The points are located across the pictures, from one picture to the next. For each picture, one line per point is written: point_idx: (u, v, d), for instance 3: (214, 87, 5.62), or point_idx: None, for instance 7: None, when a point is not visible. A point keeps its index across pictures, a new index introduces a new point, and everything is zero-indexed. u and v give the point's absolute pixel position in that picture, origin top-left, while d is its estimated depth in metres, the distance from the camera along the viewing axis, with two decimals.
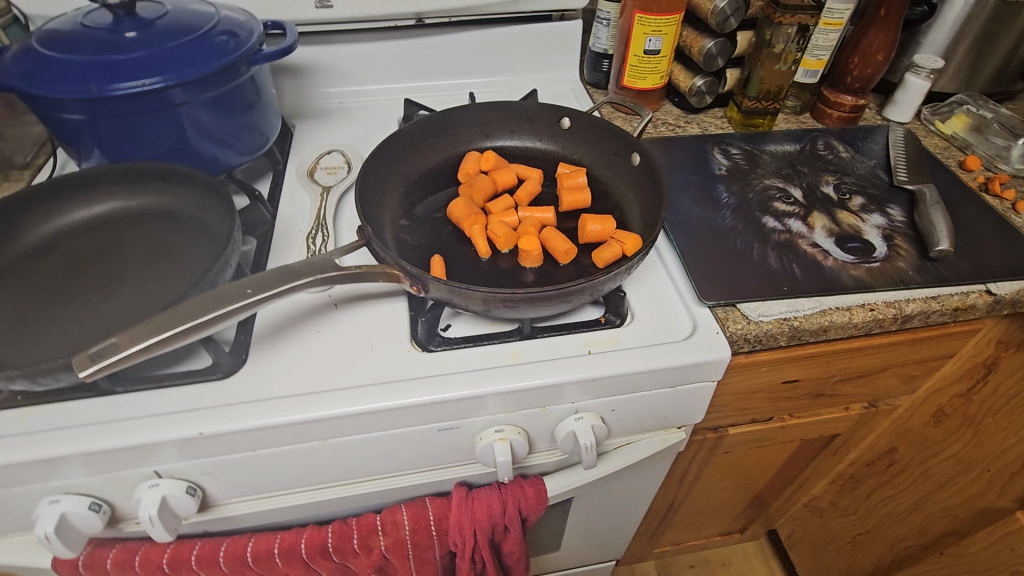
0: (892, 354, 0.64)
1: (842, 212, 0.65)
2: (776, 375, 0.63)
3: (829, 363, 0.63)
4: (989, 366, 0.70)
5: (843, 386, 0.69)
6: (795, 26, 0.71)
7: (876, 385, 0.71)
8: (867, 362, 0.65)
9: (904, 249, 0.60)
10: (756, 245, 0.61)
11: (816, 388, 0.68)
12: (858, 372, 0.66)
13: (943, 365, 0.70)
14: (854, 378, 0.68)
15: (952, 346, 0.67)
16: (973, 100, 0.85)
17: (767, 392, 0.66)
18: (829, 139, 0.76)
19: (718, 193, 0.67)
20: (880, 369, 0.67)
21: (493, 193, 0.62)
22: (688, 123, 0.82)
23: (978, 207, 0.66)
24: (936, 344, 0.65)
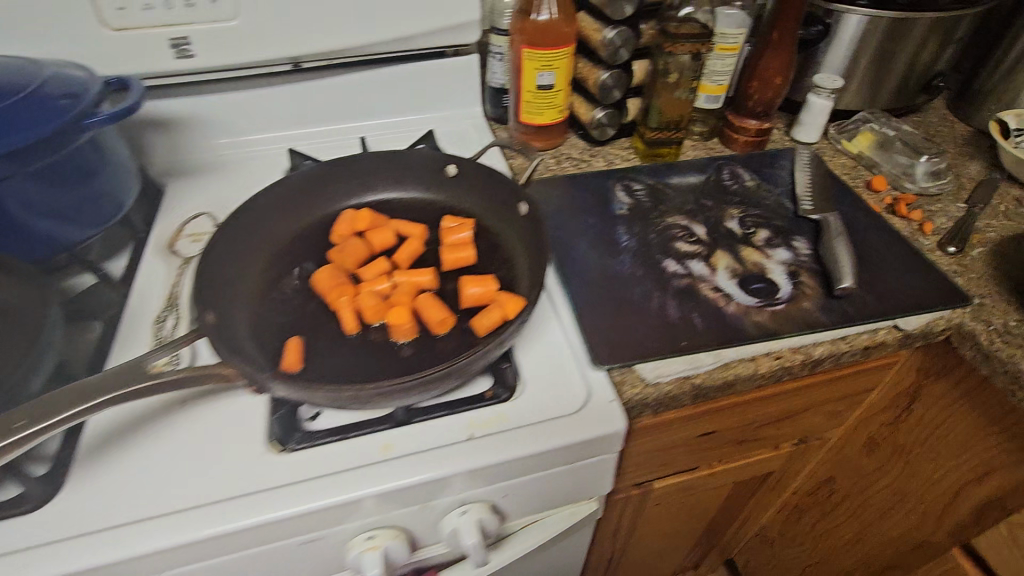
0: (808, 396, 0.61)
1: (746, 249, 0.62)
2: (691, 430, 0.58)
3: (745, 413, 0.59)
4: (910, 396, 0.66)
5: (766, 430, 0.65)
6: (688, 54, 0.68)
7: (799, 425, 0.67)
8: (784, 406, 0.61)
9: (810, 286, 0.57)
10: (655, 294, 0.56)
11: (739, 435, 0.64)
12: (778, 416, 0.63)
13: (862, 396, 0.68)
14: (775, 422, 0.64)
15: (868, 380, 0.63)
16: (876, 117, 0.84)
17: (686, 446, 0.62)
18: (734, 168, 0.74)
19: (618, 236, 0.63)
20: (800, 410, 0.64)
21: (367, 257, 0.56)
22: (593, 157, 0.79)
23: (883, 232, 0.64)
24: (852, 381, 0.62)
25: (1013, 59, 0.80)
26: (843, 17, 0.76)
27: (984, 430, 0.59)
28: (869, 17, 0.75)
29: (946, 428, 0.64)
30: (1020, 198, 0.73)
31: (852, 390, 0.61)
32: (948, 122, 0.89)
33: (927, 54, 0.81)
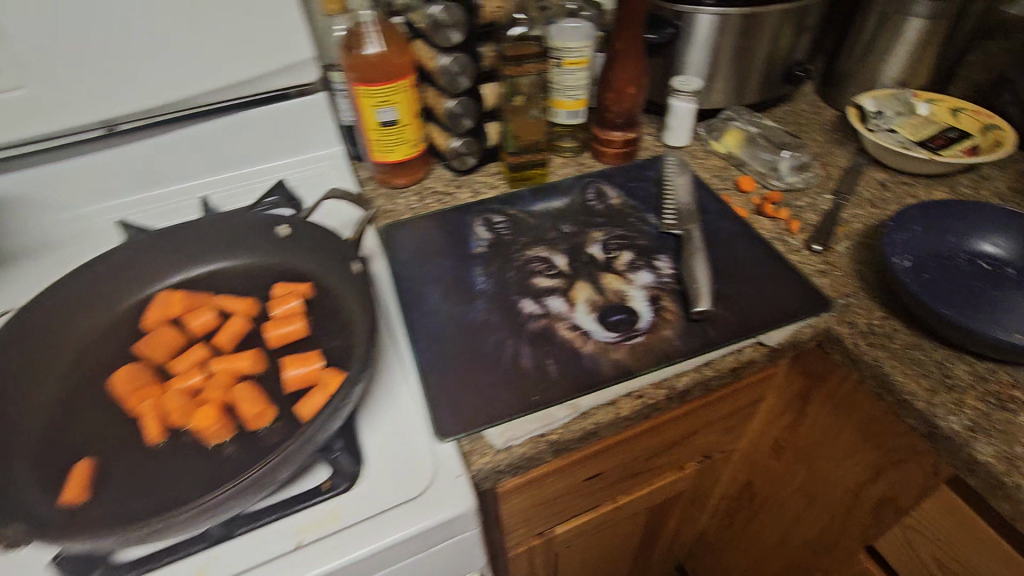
0: (691, 422, 0.58)
1: (607, 275, 0.58)
2: (571, 480, 0.55)
3: (627, 451, 0.56)
4: (802, 401, 0.65)
5: (660, 459, 0.62)
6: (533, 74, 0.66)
7: (695, 446, 0.64)
8: (668, 437, 0.58)
9: (671, 310, 0.54)
10: (509, 341, 0.52)
11: (632, 470, 0.61)
12: (666, 445, 0.60)
13: (755, 406, 0.66)
14: (667, 450, 0.61)
15: (754, 392, 0.61)
16: (741, 114, 0.83)
17: (573, 492, 0.58)
18: (601, 185, 0.71)
19: (473, 278, 0.59)
20: (690, 434, 0.61)
21: (183, 345, 0.50)
22: (459, 188, 0.74)
23: (747, 239, 0.62)
24: (736, 397, 0.59)
25: (865, 42, 0.81)
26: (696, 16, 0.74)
27: (869, 431, 0.58)
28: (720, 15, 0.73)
29: (838, 430, 0.62)
30: (884, 181, 0.73)
31: (736, 408, 0.59)
32: (818, 107, 0.89)
33: (784, 44, 0.80)
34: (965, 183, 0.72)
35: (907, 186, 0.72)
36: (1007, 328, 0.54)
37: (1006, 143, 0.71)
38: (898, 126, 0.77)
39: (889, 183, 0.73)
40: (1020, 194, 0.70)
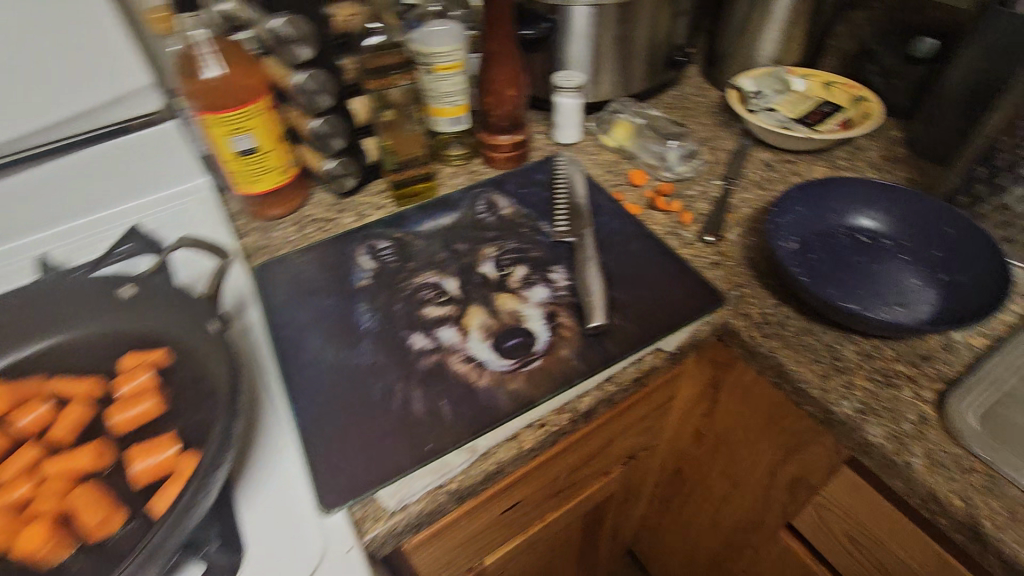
0: (604, 435, 0.56)
1: (501, 296, 0.56)
2: (485, 519, 0.51)
3: (542, 478, 0.54)
4: (713, 391, 0.65)
5: (579, 475, 0.60)
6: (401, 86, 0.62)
7: (615, 453, 0.63)
8: (583, 454, 0.56)
9: (568, 327, 0.52)
10: (399, 385, 0.48)
11: (552, 492, 0.59)
12: (582, 462, 0.58)
13: (669, 402, 0.66)
14: (585, 465, 0.59)
15: (665, 392, 0.61)
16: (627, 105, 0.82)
17: (492, 527, 0.55)
18: (491, 195, 0.68)
19: (357, 316, 0.54)
20: (606, 444, 0.60)
21: (9, 448, 0.42)
22: (342, 212, 0.68)
23: (640, 238, 0.61)
24: (647, 401, 0.59)
25: (740, 23, 0.81)
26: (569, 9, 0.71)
27: (776, 417, 0.58)
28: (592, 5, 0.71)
29: (749, 415, 0.63)
30: (769, 161, 0.74)
31: (647, 413, 0.58)
32: (704, 89, 0.89)
33: (662, 29, 0.79)
34: (842, 157, 0.74)
35: (790, 164, 0.73)
36: (887, 303, 0.56)
37: (874, 113, 0.73)
38: (777, 104, 0.78)
39: (773, 162, 0.74)
40: (891, 163, 0.73)
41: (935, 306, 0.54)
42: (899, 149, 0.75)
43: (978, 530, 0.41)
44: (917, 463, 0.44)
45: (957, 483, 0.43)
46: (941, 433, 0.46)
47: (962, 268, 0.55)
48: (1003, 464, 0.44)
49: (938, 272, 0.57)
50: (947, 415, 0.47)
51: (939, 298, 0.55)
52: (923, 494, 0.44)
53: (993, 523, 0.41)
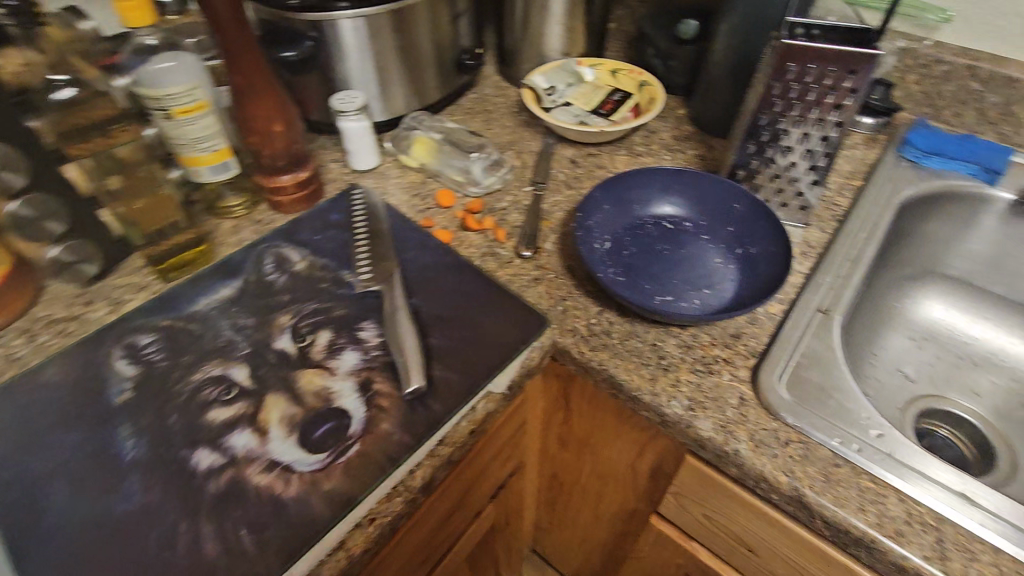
0: (456, 489, 0.52)
1: (305, 374, 0.48)
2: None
3: (398, 555, 0.48)
4: (564, 403, 0.64)
5: (446, 531, 0.55)
6: (134, 141, 0.52)
7: (479, 497, 0.59)
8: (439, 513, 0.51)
9: (385, 395, 0.46)
10: (183, 528, 0.39)
11: (417, 560, 0.53)
12: (444, 519, 0.53)
13: (522, 427, 0.63)
14: (448, 521, 0.55)
15: (514, 422, 0.58)
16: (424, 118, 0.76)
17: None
18: (279, 249, 0.59)
19: (119, 446, 0.44)
20: (465, 494, 0.55)
21: None
22: (89, 305, 0.54)
23: (454, 269, 0.57)
24: (495, 439, 0.55)
25: (521, 20, 0.80)
26: (337, 22, 0.65)
27: (623, 417, 0.58)
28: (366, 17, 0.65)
29: (599, 417, 0.62)
30: (573, 158, 0.73)
31: (498, 451, 0.54)
32: (502, 88, 0.86)
33: (444, 33, 0.74)
34: (639, 142, 0.76)
35: (593, 158, 0.73)
36: (695, 289, 0.57)
37: (657, 97, 0.75)
38: (571, 98, 0.78)
39: (578, 158, 0.73)
40: (682, 141, 0.76)
41: (735, 285, 0.57)
42: (687, 126, 0.78)
43: (803, 500, 0.43)
44: (744, 448, 0.45)
45: (780, 459, 0.45)
46: (760, 410, 0.47)
47: (752, 240, 0.59)
48: (813, 428, 0.46)
49: (733, 246, 0.59)
50: (760, 391, 0.48)
51: (737, 275, 0.57)
52: (754, 477, 0.45)
53: (814, 490, 0.43)
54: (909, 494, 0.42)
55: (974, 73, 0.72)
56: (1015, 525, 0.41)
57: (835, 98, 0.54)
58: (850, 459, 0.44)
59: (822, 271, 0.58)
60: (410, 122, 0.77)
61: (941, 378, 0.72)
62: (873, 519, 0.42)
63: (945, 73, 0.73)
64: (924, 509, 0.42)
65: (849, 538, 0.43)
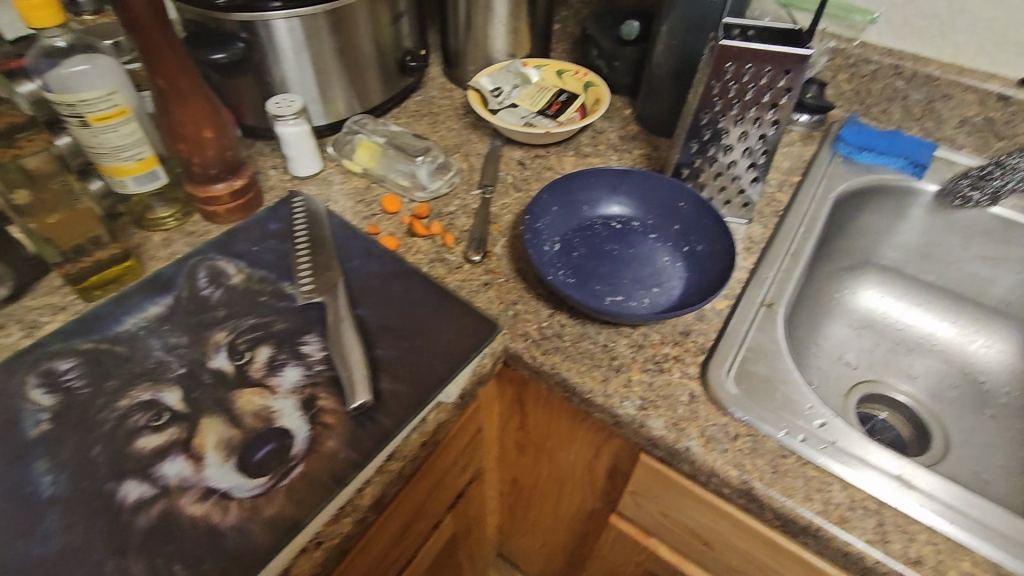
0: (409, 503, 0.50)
1: (242, 394, 0.45)
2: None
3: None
4: (520, 407, 0.63)
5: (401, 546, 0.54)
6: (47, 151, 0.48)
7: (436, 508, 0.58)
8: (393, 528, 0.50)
9: (330, 411, 0.44)
10: (108, 569, 0.36)
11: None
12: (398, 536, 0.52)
13: (479, 435, 0.62)
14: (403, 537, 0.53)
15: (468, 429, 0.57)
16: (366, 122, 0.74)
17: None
18: (214, 262, 0.56)
19: (35, 483, 0.40)
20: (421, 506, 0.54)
21: None
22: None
23: (400, 277, 0.55)
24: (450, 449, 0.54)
25: (464, 21, 0.79)
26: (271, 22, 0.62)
27: (579, 419, 0.58)
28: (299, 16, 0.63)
29: (556, 421, 0.62)
30: (521, 160, 0.73)
31: (451, 460, 0.53)
32: (448, 90, 0.85)
33: (385, 35, 0.73)
34: (586, 143, 0.76)
35: (541, 160, 0.73)
36: (645, 287, 0.57)
37: (602, 98, 0.75)
38: (517, 100, 0.77)
39: (526, 160, 0.73)
40: (628, 141, 0.76)
41: (683, 283, 0.57)
42: (633, 126, 0.79)
43: (753, 493, 0.44)
44: (695, 445, 0.46)
45: (729, 454, 0.45)
46: (710, 406, 0.48)
47: (698, 238, 0.59)
48: (760, 421, 0.47)
49: (680, 244, 0.60)
50: (710, 387, 0.49)
51: (685, 273, 0.58)
52: (706, 472, 0.46)
53: (763, 482, 0.44)
54: (852, 481, 0.44)
55: (899, 71, 0.75)
56: (948, 504, 0.43)
57: (771, 97, 0.56)
58: (797, 450, 0.45)
59: (764, 266, 0.60)
60: (351, 125, 0.74)
61: (879, 363, 0.75)
62: (819, 507, 0.43)
63: (873, 72, 0.77)
64: (866, 494, 0.43)
65: (797, 527, 0.43)
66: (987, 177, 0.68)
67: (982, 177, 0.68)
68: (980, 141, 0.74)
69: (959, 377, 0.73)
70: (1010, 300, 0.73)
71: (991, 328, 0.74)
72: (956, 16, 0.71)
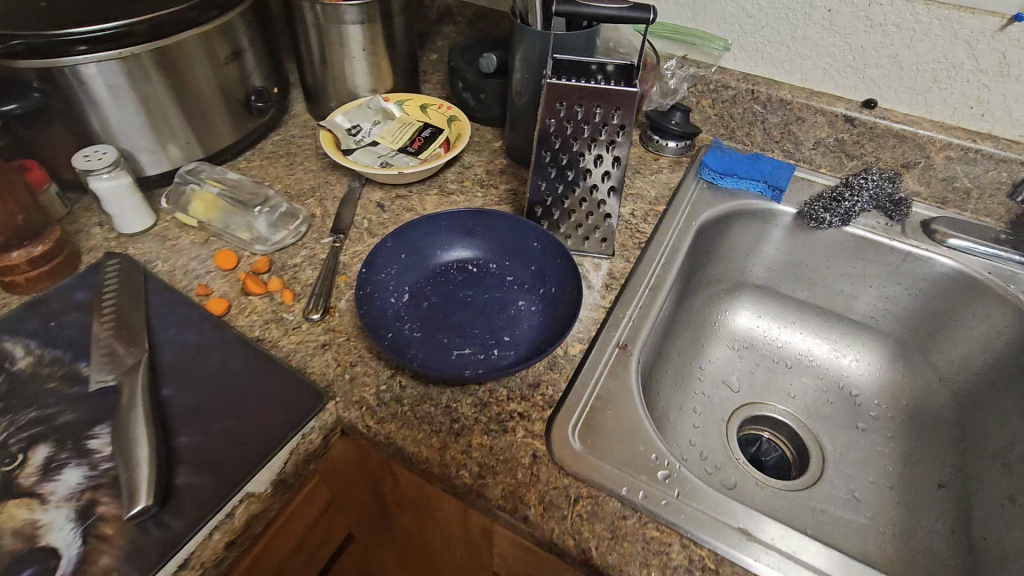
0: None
1: (4, 507, 0.39)
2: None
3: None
4: (391, 489, 0.55)
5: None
6: None
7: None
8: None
9: (109, 521, 0.39)
10: None
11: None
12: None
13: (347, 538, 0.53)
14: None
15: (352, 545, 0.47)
16: (203, 170, 0.67)
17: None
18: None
19: None
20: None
21: None
22: None
23: (222, 347, 0.50)
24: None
25: (318, 56, 0.74)
26: (80, 67, 0.55)
27: (436, 498, 0.51)
28: (114, 59, 0.56)
29: (418, 499, 0.54)
30: (381, 201, 0.69)
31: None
32: (310, 127, 0.80)
33: (231, 75, 0.67)
34: (452, 180, 0.73)
35: (402, 201, 0.69)
36: (496, 337, 0.54)
37: (464, 132, 0.72)
38: (379, 136, 0.74)
39: (386, 202, 0.69)
40: (495, 175, 0.74)
41: (535, 329, 0.54)
42: (502, 159, 0.77)
43: (591, 563, 0.41)
44: (532, 514, 0.42)
45: (568, 521, 0.42)
46: (552, 466, 0.45)
47: (551, 280, 0.57)
48: (604, 479, 0.44)
49: (535, 287, 0.58)
50: (555, 447, 0.46)
51: (539, 318, 0.55)
52: (546, 542, 0.43)
53: (600, 551, 0.41)
54: (691, 538, 0.42)
55: (755, 97, 0.77)
56: (784, 553, 0.41)
57: (608, 134, 0.55)
58: (639, 509, 0.43)
59: (619, 305, 0.58)
60: (181, 174, 0.66)
61: (760, 384, 0.75)
62: (657, 572, 0.40)
63: (732, 97, 0.78)
64: (705, 552, 0.41)
65: None
66: (838, 200, 0.69)
67: (835, 199, 0.70)
68: (835, 161, 0.76)
69: (833, 393, 0.74)
70: (874, 315, 0.74)
71: (861, 342, 0.76)
72: (800, 43, 0.73)
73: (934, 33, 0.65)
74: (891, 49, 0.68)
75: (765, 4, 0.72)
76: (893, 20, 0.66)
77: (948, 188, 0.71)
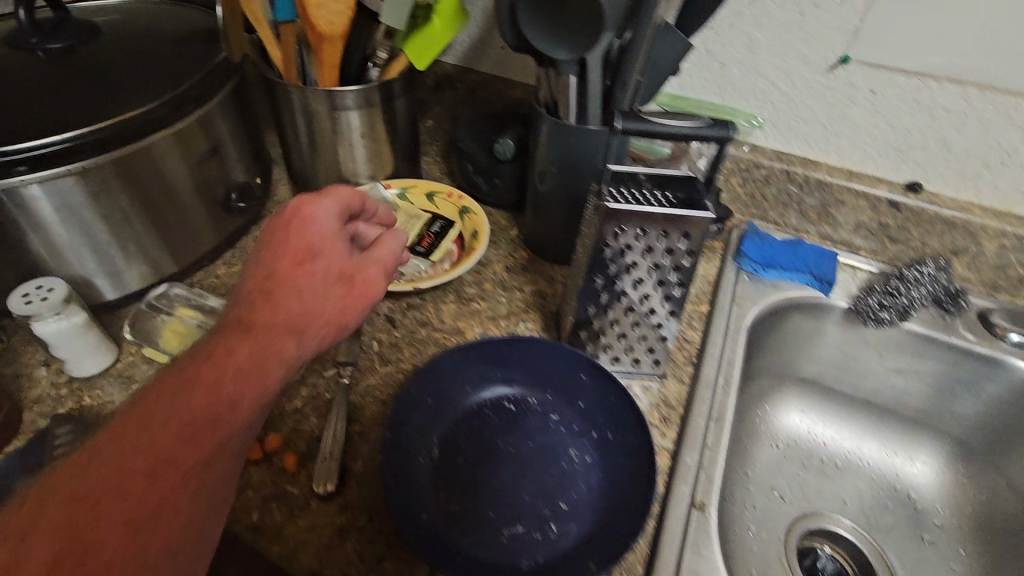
0: (314, 235, 0.39)
1: None
2: (185, 472, 0.30)
3: (237, 351, 0.34)
4: None
5: (351, 312, 0.39)
6: None
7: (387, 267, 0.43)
8: (308, 269, 0.38)
9: None
10: None
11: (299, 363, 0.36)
12: (330, 280, 0.38)
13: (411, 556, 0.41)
14: (347, 289, 0.39)
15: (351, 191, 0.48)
16: (176, 292, 0.57)
17: (207, 535, 0.31)
18: None
19: None
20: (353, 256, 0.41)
21: None
22: None
23: None
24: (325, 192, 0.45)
25: (307, 142, 0.64)
26: (22, 189, 0.44)
27: None
28: (61, 176, 0.44)
29: None
30: (390, 313, 0.59)
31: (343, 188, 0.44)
32: None
33: (213, 174, 0.56)
34: (469, 283, 0.64)
35: (415, 312, 0.60)
36: (551, 504, 0.45)
37: (481, 229, 0.64)
38: None
39: (396, 314, 0.59)
40: (516, 272, 0.66)
41: (595, 491, 0.46)
42: (521, 251, 0.68)
43: None
44: None
45: None
46: None
47: (607, 420, 0.49)
48: None
49: (587, 428, 0.49)
50: None
51: (598, 474, 0.47)
52: None
53: None
54: None
55: (791, 177, 0.71)
56: None
57: (672, 259, 0.47)
58: None
59: (686, 446, 0.50)
60: (149, 301, 0.55)
61: (814, 491, 0.68)
62: None
63: (765, 176, 0.72)
64: None
65: None
66: (893, 294, 0.65)
67: (888, 294, 0.65)
68: (876, 244, 0.71)
69: (892, 499, 0.67)
70: (930, 410, 0.69)
71: (916, 440, 0.70)
72: (838, 123, 0.67)
73: (988, 118, 0.61)
74: (939, 131, 0.63)
75: (801, 83, 0.66)
76: (943, 103, 0.61)
77: (999, 275, 0.67)
